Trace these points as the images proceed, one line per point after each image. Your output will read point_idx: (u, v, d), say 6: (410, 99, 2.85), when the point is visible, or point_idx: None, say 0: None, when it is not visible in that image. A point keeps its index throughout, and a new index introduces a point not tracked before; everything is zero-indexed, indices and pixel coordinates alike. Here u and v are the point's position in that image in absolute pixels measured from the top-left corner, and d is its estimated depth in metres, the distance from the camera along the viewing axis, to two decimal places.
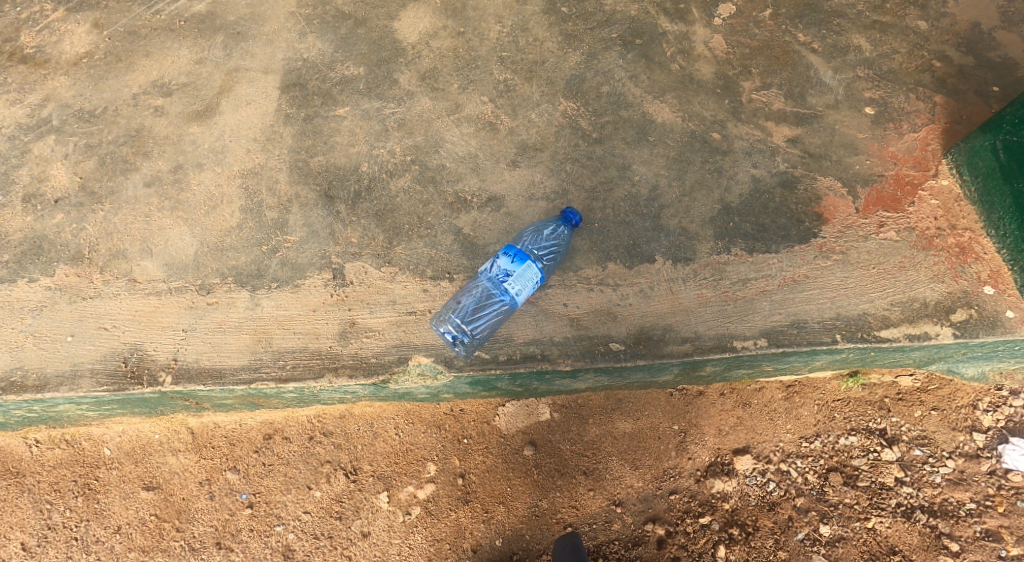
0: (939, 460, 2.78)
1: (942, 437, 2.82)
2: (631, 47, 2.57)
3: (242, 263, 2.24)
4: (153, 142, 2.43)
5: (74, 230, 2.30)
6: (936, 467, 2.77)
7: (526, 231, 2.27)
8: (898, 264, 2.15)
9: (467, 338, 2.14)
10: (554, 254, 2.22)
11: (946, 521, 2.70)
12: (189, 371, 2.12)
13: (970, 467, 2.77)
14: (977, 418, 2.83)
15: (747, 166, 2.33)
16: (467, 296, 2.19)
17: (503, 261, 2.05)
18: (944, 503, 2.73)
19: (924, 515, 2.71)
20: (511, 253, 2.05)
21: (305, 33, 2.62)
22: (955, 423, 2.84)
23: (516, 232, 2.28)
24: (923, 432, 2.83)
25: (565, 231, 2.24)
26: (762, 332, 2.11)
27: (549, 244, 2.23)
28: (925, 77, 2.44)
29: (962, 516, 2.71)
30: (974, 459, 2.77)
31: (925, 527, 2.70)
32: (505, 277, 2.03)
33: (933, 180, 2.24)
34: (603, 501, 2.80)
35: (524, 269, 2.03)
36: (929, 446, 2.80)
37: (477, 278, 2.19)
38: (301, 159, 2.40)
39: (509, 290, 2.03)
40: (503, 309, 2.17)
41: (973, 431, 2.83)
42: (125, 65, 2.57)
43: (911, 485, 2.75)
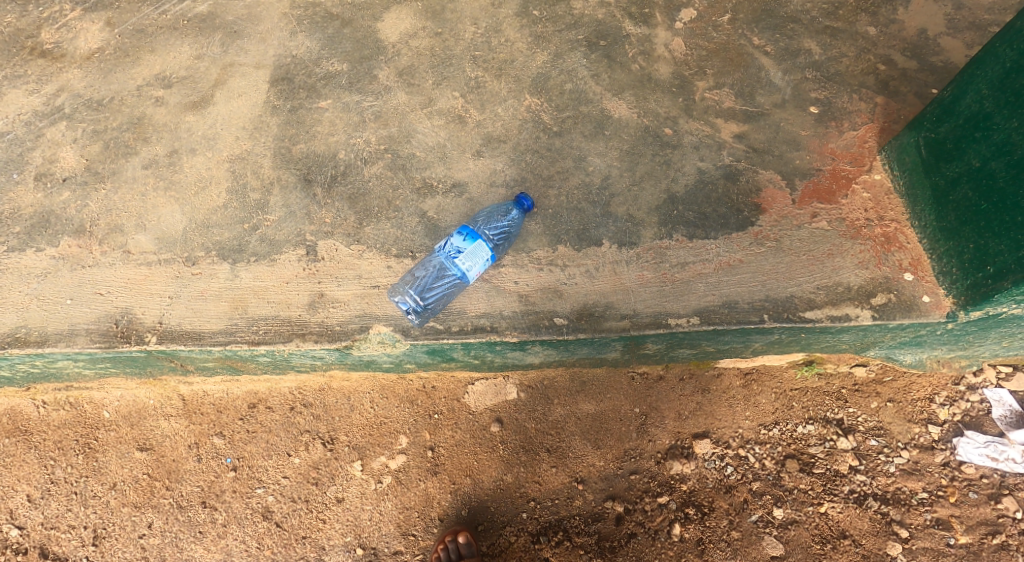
0: (895, 451, 2.89)
1: (898, 428, 2.93)
2: (595, 48, 2.77)
3: (225, 239, 2.45)
4: (152, 129, 2.67)
5: (78, 207, 2.53)
6: (890, 457, 2.88)
7: (481, 214, 2.46)
8: (826, 251, 2.27)
9: (421, 309, 2.33)
10: (506, 236, 2.39)
11: (897, 508, 2.80)
12: (172, 333, 2.32)
13: (925, 458, 2.87)
14: (933, 411, 2.93)
15: (695, 159, 2.49)
16: (422, 270, 2.38)
17: (456, 238, 2.22)
18: (897, 492, 2.83)
19: (876, 503, 2.82)
20: (464, 232, 2.23)
21: (296, 32, 2.86)
22: (912, 415, 2.95)
23: (473, 216, 2.47)
24: (879, 423, 2.95)
25: (517, 216, 2.42)
26: (696, 311, 2.24)
27: (503, 228, 2.42)
28: (869, 80, 2.58)
29: (914, 504, 2.81)
30: (929, 450, 2.88)
31: (876, 513, 2.81)
32: (458, 253, 2.21)
33: (866, 175, 2.38)
34: (566, 477, 2.97)
35: (475, 248, 2.20)
36: (884, 437, 2.92)
37: (433, 255, 2.39)
38: (284, 146, 2.62)
39: (458, 265, 2.20)
40: (456, 284, 2.37)
41: (929, 424, 2.93)
42: (132, 59, 2.83)
43: (865, 473, 2.87)
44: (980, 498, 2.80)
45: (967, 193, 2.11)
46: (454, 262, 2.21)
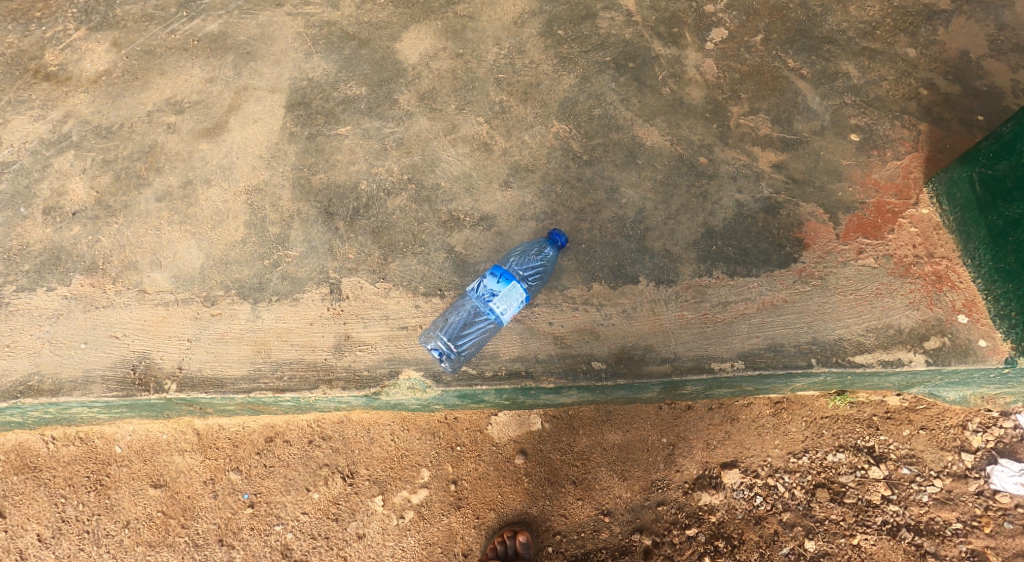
0: (927, 480, 2.82)
1: (930, 456, 2.86)
2: (623, 71, 2.65)
3: (244, 276, 2.36)
4: (165, 158, 2.55)
5: (90, 242, 2.42)
6: (923, 486, 2.81)
7: (513, 251, 2.36)
8: (875, 290, 2.21)
9: (452, 356, 2.25)
10: (541, 274, 2.31)
11: (932, 540, 2.74)
12: (192, 379, 2.24)
13: (958, 487, 2.81)
14: (966, 439, 2.86)
15: (732, 191, 2.40)
16: (455, 313, 2.29)
17: (490, 280, 2.13)
18: (931, 522, 2.77)
19: (910, 534, 2.75)
20: (498, 273, 2.12)
21: (311, 53, 2.74)
22: (944, 443, 2.88)
23: (504, 252, 2.37)
24: (911, 451, 2.87)
25: (551, 252, 2.33)
26: (740, 354, 2.18)
27: (536, 266, 2.32)
28: (912, 105, 2.48)
29: (948, 535, 2.75)
30: (963, 479, 2.81)
31: (910, 545, 2.75)
32: (492, 295, 2.11)
33: (913, 209, 2.30)
34: (592, 510, 2.90)
35: (510, 290, 2.11)
36: (917, 465, 2.85)
37: (466, 296, 2.30)
38: (303, 176, 2.51)
39: (493, 309, 2.11)
40: (490, 327, 2.30)
41: (961, 451, 2.87)
42: (141, 83, 2.71)
43: (898, 503, 2.80)
44: (1016, 528, 2.75)
45: None
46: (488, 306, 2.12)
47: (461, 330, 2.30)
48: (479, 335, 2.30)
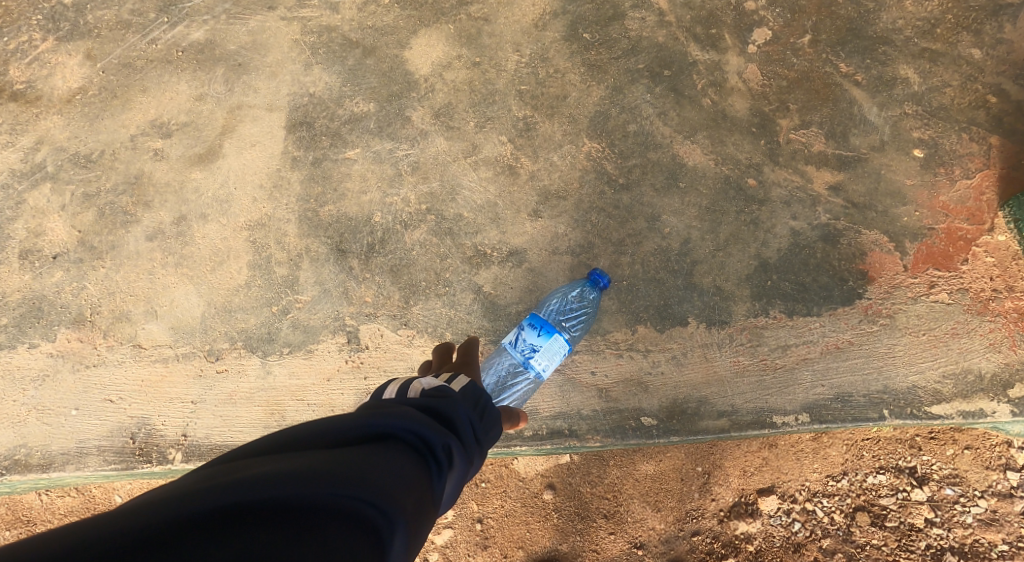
0: (971, 500, 2.62)
1: (974, 476, 2.62)
2: (659, 80, 2.27)
3: (251, 326, 2.15)
4: (154, 191, 2.24)
5: (75, 290, 2.18)
6: (967, 507, 2.62)
7: (551, 296, 2.15)
8: (950, 330, 2.10)
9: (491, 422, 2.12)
10: (584, 320, 2.14)
11: None
12: (199, 448, 2.10)
13: (1003, 507, 2.60)
14: (1012, 456, 2.60)
15: (786, 218, 2.18)
16: (489, 373, 2.13)
17: (528, 334, 1.92)
18: (975, 544, 2.60)
19: (954, 558, 2.59)
20: (537, 324, 1.92)
21: (310, 64, 2.33)
22: (989, 461, 2.63)
23: (541, 296, 2.16)
24: (955, 470, 2.64)
25: (593, 294, 2.13)
26: (804, 406, 2.09)
27: (577, 310, 2.14)
28: (980, 116, 2.21)
29: (994, 558, 2.59)
30: (1008, 499, 2.60)
31: None
32: (532, 352, 1.91)
33: (988, 236, 2.14)
34: (625, 544, 2.77)
35: (552, 344, 1.90)
36: (960, 485, 2.63)
37: (501, 350, 2.14)
38: (310, 209, 2.23)
39: (534, 365, 1.91)
40: (530, 384, 2.13)
41: (1007, 468, 2.62)
42: (121, 102, 2.31)
43: (942, 526, 2.61)
44: None
45: None
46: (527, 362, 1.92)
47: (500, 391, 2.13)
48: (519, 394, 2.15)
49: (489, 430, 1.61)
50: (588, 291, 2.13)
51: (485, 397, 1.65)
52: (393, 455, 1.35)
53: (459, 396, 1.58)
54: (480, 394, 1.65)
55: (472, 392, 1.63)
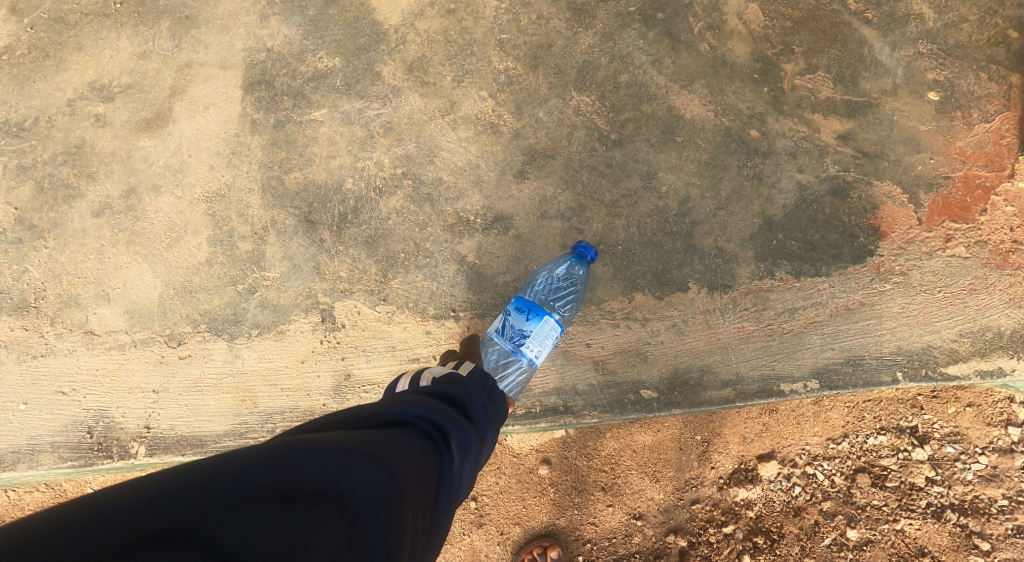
0: (972, 457, 2.52)
1: (975, 433, 2.52)
2: (652, 23, 2.07)
3: (215, 307, 1.97)
4: (97, 161, 2.03)
5: (15, 273, 1.98)
6: (967, 464, 2.52)
7: (537, 275, 1.98)
8: (967, 286, 1.95)
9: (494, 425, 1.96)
10: (574, 298, 1.98)
11: (977, 519, 2.50)
12: (165, 440, 1.94)
13: (1003, 462, 2.51)
14: (1015, 412, 2.50)
15: (792, 171, 2.01)
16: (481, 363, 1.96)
17: (512, 319, 1.77)
18: (976, 500, 2.51)
19: (954, 515, 2.51)
20: (520, 307, 1.76)
21: (266, 15, 2.10)
22: (991, 418, 2.52)
23: (526, 275, 1.99)
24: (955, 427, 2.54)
25: (581, 269, 1.97)
26: (813, 372, 1.94)
27: (567, 289, 1.97)
28: (999, 53, 2.03)
29: (994, 513, 2.50)
30: (1009, 454, 2.50)
31: (955, 526, 2.51)
32: (523, 338, 1.74)
33: (1007, 183, 1.98)
34: (624, 515, 2.66)
35: (539, 327, 1.73)
36: (961, 442, 2.53)
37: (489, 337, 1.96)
38: (274, 177, 2.03)
39: (526, 353, 1.74)
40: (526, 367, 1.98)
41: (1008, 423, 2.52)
42: (55, 62, 2.08)
43: (942, 484, 2.53)
44: None
45: None
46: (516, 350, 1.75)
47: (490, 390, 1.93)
48: (515, 386, 1.99)
49: (500, 410, 1.60)
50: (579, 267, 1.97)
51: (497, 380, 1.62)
52: (410, 442, 1.37)
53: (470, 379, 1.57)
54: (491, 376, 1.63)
55: (482, 372, 1.61)
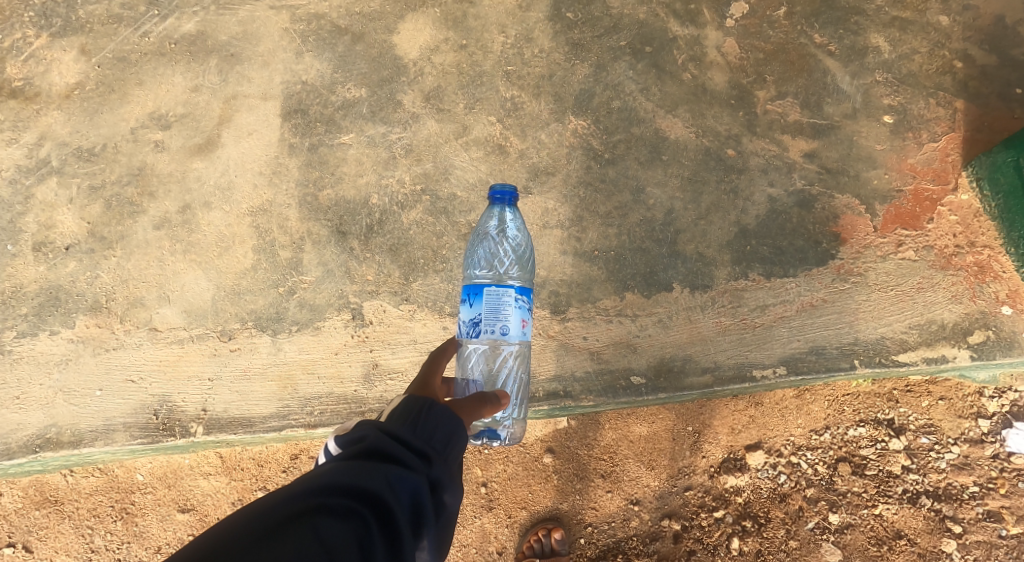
0: (945, 447, 2.77)
1: (948, 424, 2.77)
2: (640, 56, 2.36)
3: (260, 307, 2.27)
4: (157, 181, 2.33)
5: (88, 279, 2.28)
6: (940, 454, 2.77)
7: (477, 245, 2.23)
8: (916, 285, 2.22)
9: (514, 416, 2.20)
10: (515, 249, 2.21)
11: (950, 504, 2.76)
12: (219, 421, 2.24)
13: (975, 452, 2.76)
14: (983, 405, 2.76)
15: (764, 185, 2.29)
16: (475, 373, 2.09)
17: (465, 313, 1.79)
18: (949, 487, 2.77)
19: (928, 500, 2.77)
20: (468, 299, 1.78)
21: (301, 52, 2.40)
22: (962, 410, 2.78)
23: (471, 249, 2.24)
24: (929, 420, 2.79)
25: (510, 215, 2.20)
26: (782, 360, 2.22)
27: (507, 244, 2.20)
28: (946, 81, 2.31)
29: (965, 499, 2.76)
30: (979, 444, 2.75)
31: (930, 511, 2.77)
32: (475, 322, 1.77)
33: (952, 195, 2.25)
34: (621, 501, 2.91)
35: (492, 303, 1.76)
36: (935, 434, 2.77)
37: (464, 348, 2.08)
38: (309, 193, 2.33)
39: (488, 332, 1.76)
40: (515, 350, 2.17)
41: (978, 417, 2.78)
42: (119, 96, 2.38)
43: (916, 472, 2.78)
44: None
45: None
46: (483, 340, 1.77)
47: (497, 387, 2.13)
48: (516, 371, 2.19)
49: (434, 431, 1.59)
50: (509, 217, 2.20)
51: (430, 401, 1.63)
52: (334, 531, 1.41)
53: (392, 418, 1.60)
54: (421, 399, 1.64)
55: (408, 403, 1.63)
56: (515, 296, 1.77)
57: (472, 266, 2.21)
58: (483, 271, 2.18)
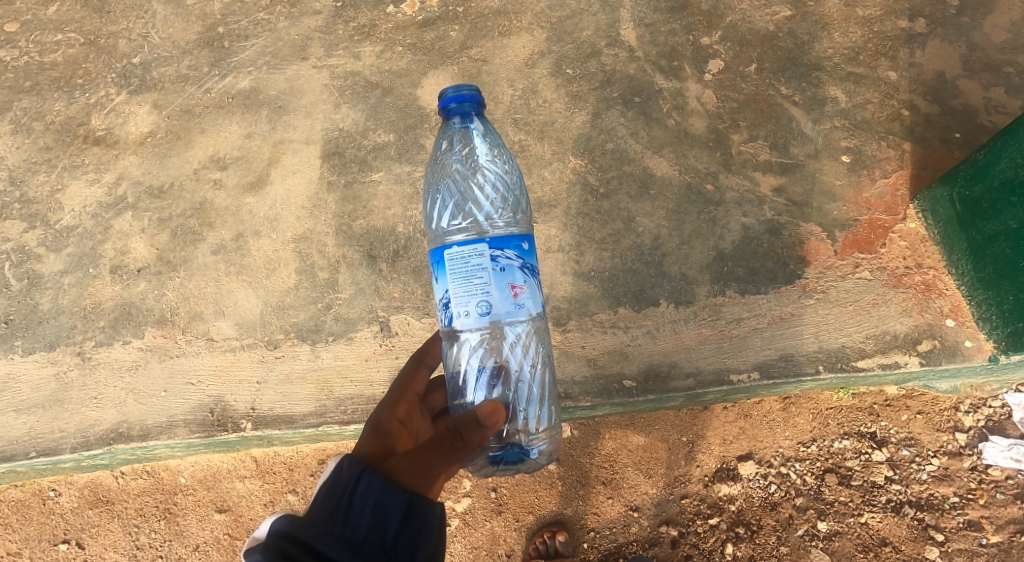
0: (925, 459, 2.99)
1: (927, 437, 3.00)
2: (631, 105, 2.75)
3: (301, 319, 2.64)
4: (216, 214, 2.73)
5: (156, 296, 2.68)
6: (921, 465, 2.98)
7: (454, 178, 2.38)
8: (872, 301, 2.55)
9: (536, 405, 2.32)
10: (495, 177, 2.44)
11: (932, 514, 2.94)
12: (265, 418, 2.59)
13: (953, 463, 2.98)
14: (959, 420, 3.00)
15: (738, 216, 2.64)
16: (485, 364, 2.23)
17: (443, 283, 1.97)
18: (931, 497, 2.96)
19: (912, 510, 2.95)
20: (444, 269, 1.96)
21: (339, 104, 2.81)
22: (939, 425, 3.01)
23: (448, 185, 2.40)
24: (909, 433, 3.02)
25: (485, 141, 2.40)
26: (755, 366, 2.54)
27: (489, 175, 2.42)
28: (895, 126, 2.67)
29: (947, 508, 2.95)
30: (957, 456, 2.97)
31: (913, 519, 2.95)
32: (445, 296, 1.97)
33: (901, 224, 2.60)
34: (622, 507, 3.11)
35: (461, 270, 1.94)
36: (915, 446, 3.00)
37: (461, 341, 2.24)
38: (344, 223, 2.71)
39: (460, 295, 1.93)
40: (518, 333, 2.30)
41: (955, 430, 3.01)
42: (185, 142, 2.81)
43: (900, 482, 2.98)
44: (1007, 498, 2.93)
45: (1004, 250, 2.42)
46: (466, 307, 1.93)
47: (507, 380, 2.24)
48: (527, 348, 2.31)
49: (363, 518, 1.78)
50: (479, 142, 2.39)
51: (358, 478, 1.84)
52: None
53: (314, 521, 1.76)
54: (344, 489, 1.82)
55: (329, 500, 1.80)
56: (488, 249, 1.93)
57: (455, 201, 2.37)
58: (461, 224, 2.35)
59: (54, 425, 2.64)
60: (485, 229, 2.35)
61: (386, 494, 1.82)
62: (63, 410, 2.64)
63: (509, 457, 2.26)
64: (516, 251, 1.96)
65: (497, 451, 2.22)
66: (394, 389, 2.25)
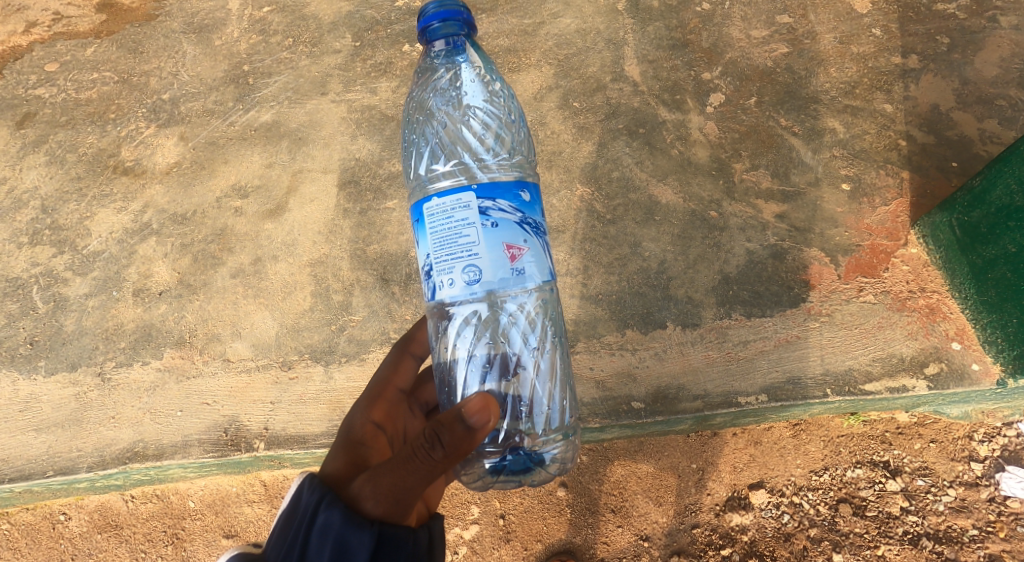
0: (942, 489, 2.91)
1: (942, 467, 2.93)
2: (635, 136, 2.84)
3: (315, 341, 2.71)
4: (236, 239, 2.84)
5: (176, 318, 2.77)
6: (937, 496, 2.90)
7: (442, 115, 2.40)
8: (877, 324, 2.58)
9: (542, 390, 2.27)
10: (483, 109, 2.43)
11: (951, 547, 2.84)
12: (278, 438, 2.64)
13: (971, 495, 2.89)
14: (974, 449, 2.93)
15: (742, 241, 2.69)
16: (478, 349, 2.24)
17: (429, 235, 1.98)
18: (949, 530, 2.86)
19: (930, 542, 2.85)
20: (429, 218, 1.97)
21: (355, 135, 2.94)
22: (954, 454, 2.94)
23: (436, 125, 2.41)
24: (924, 463, 2.95)
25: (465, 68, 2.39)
26: (763, 388, 2.56)
27: (478, 110, 2.42)
28: (893, 156, 2.74)
29: (967, 542, 2.84)
30: (974, 487, 2.89)
31: (932, 553, 2.85)
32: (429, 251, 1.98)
33: (903, 249, 2.65)
34: (631, 536, 3.07)
35: (448, 228, 1.95)
36: (930, 476, 2.92)
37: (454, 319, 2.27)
38: (359, 248, 2.80)
39: (448, 250, 1.94)
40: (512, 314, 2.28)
41: (970, 460, 2.93)
42: (208, 171, 2.93)
43: (916, 513, 2.89)
44: None
45: (1005, 273, 2.45)
46: (455, 269, 1.93)
47: (500, 368, 2.24)
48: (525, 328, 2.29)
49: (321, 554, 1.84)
50: (465, 73, 2.39)
51: (319, 513, 1.89)
52: None
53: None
54: (304, 526, 1.88)
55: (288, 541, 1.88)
56: (475, 200, 1.94)
57: (445, 142, 2.38)
58: (447, 168, 2.35)
59: (73, 444, 2.70)
60: (475, 171, 2.34)
61: (347, 530, 1.85)
62: (81, 429, 2.71)
63: (513, 467, 2.20)
64: (513, 201, 1.96)
65: (494, 460, 2.18)
66: (370, 390, 2.32)
